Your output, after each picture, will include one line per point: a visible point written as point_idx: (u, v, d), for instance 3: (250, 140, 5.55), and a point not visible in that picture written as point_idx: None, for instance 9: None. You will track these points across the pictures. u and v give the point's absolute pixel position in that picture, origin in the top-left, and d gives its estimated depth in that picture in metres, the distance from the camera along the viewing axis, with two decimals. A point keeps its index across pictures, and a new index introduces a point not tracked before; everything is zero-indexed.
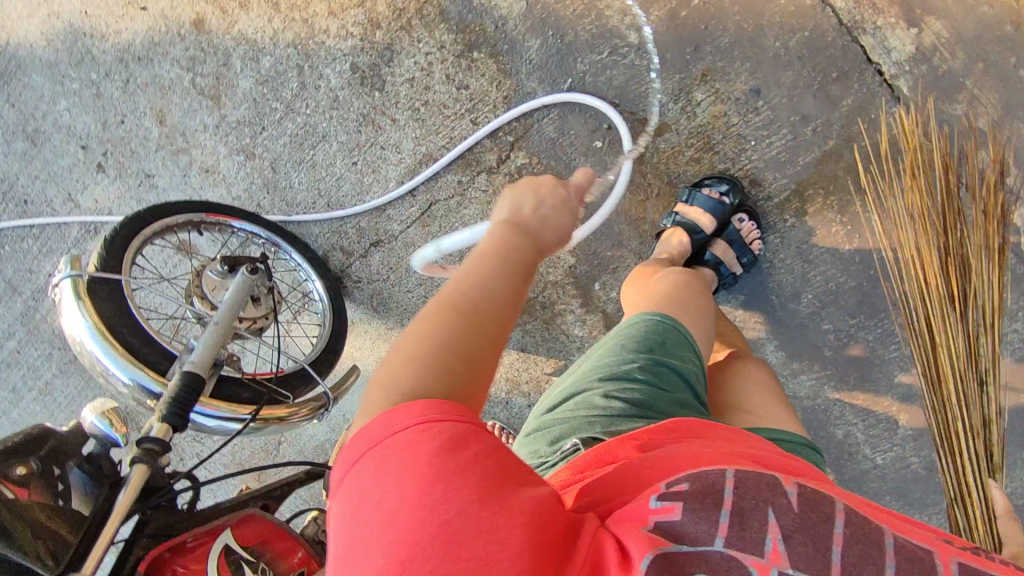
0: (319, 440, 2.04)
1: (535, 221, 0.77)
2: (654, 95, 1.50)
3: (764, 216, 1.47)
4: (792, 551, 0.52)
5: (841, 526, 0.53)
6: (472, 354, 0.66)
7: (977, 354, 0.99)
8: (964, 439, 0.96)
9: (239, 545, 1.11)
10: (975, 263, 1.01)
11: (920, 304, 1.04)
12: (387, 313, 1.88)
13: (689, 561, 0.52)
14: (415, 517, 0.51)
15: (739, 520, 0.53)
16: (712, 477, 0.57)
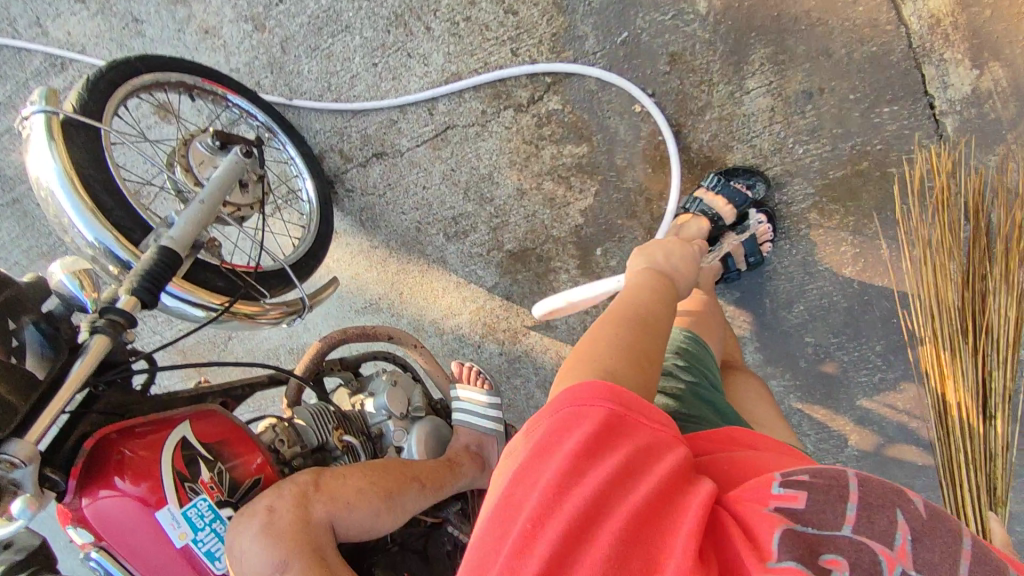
0: (274, 344, 1.96)
1: (673, 266, 0.98)
2: (705, 72, 1.45)
3: (780, 220, 1.47)
4: (918, 550, 0.56)
5: (967, 543, 0.56)
6: (644, 357, 0.78)
7: (988, 396, 1.04)
8: (965, 471, 1.03)
9: (197, 441, 1.00)
10: (994, 301, 1.05)
11: (936, 336, 1.11)
12: (374, 229, 1.81)
13: (820, 542, 0.59)
14: (564, 474, 0.61)
15: (867, 514, 0.59)
16: (840, 474, 0.63)
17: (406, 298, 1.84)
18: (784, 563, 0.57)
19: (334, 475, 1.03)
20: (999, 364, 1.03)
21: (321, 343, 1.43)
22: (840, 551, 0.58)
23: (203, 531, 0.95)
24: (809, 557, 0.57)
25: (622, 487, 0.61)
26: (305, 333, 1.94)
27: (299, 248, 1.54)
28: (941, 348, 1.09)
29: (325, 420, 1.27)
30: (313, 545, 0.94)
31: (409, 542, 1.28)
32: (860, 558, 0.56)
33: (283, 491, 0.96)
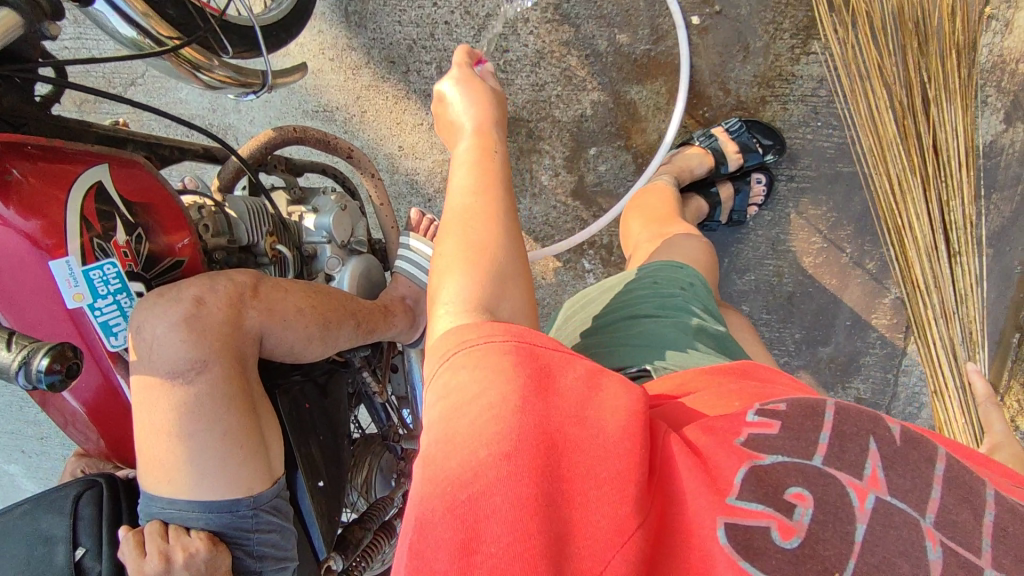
0: (190, 111, 1.64)
1: (480, 115, 0.82)
2: (779, 11, 1.36)
3: (773, 190, 1.48)
4: (890, 481, 0.49)
5: (941, 468, 0.50)
6: (498, 234, 0.69)
7: (949, 231, 1.14)
8: (937, 324, 1.16)
9: (115, 192, 0.80)
10: (939, 126, 1.13)
11: (889, 180, 1.19)
12: (357, 28, 1.53)
13: (784, 472, 0.50)
14: (468, 420, 0.51)
15: (839, 443, 0.51)
16: (815, 402, 0.54)
17: (366, 119, 1.60)
18: (745, 502, 0.49)
19: (274, 286, 0.90)
20: (952, 191, 1.13)
21: (274, 134, 1.21)
22: (806, 484, 0.50)
23: (104, 300, 0.77)
24: (772, 494, 0.49)
25: (529, 423, 0.49)
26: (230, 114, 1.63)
27: (272, 13, 1.25)
28: (896, 187, 1.17)
29: (260, 221, 1.09)
30: (237, 354, 0.82)
31: (313, 372, 1.18)
32: (828, 493, 0.49)
33: (217, 286, 0.82)
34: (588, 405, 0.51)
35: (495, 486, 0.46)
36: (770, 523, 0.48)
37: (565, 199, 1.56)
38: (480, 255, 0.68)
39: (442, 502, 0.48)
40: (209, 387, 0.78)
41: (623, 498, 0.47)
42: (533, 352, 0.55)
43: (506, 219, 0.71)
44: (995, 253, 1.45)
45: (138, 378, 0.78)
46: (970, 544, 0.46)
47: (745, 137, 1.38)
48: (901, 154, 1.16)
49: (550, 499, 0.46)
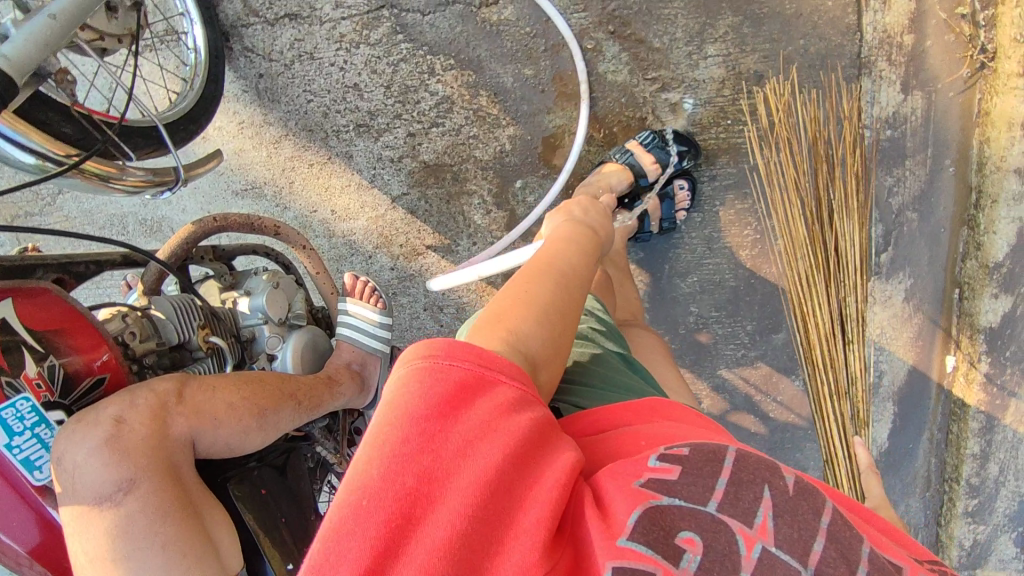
0: (121, 210, 1.64)
1: (599, 225, 0.99)
2: (671, 25, 1.40)
3: (697, 192, 1.51)
4: (778, 528, 0.56)
5: (825, 521, 0.56)
6: (567, 299, 0.78)
7: (846, 322, 1.22)
8: (831, 401, 1.21)
9: (21, 325, 0.80)
10: (837, 227, 1.23)
11: (794, 272, 1.27)
12: (271, 103, 1.52)
13: (678, 518, 0.56)
14: (421, 441, 0.53)
15: (735, 490, 0.58)
16: (717, 448, 0.61)
17: (295, 189, 1.60)
18: (636, 545, 0.53)
19: (201, 385, 0.90)
20: (849, 289, 1.22)
21: (194, 227, 1.21)
22: (698, 530, 0.55)
23: (21, 436, 0.78)
24: (664, 539, 0.54)
25: (477, 462, 0.53)
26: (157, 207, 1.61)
27: (179, 107, 1.27)
28: (802, 281, 1.25)
29: (190, 315, 1.10)
30: (169, 462, 0.83)
31: (268, 456, 1.16)
32: (717, 539, 0.55)
33: (137, 399, 0.83)
34: (532, 459, 0.56)
35: (423, 526, 0.49)
36: (656, 569, 0.52)
37: (501, 234, 1.57)
38: (530, 297, 0.76)
39: (364, 521, 0.49)
40: (141, 505, 0.78)
41: (537, 560, 0.51)
42: (500, 391, 0.59)
43: (568, 291, 0.79)
44: (918, 216, 1.48)
45: (68, 509, 0.78)
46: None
47: (661, 154, 1.41)
48: (809, 254, 1.25)
49: (470, 548, 0.49)
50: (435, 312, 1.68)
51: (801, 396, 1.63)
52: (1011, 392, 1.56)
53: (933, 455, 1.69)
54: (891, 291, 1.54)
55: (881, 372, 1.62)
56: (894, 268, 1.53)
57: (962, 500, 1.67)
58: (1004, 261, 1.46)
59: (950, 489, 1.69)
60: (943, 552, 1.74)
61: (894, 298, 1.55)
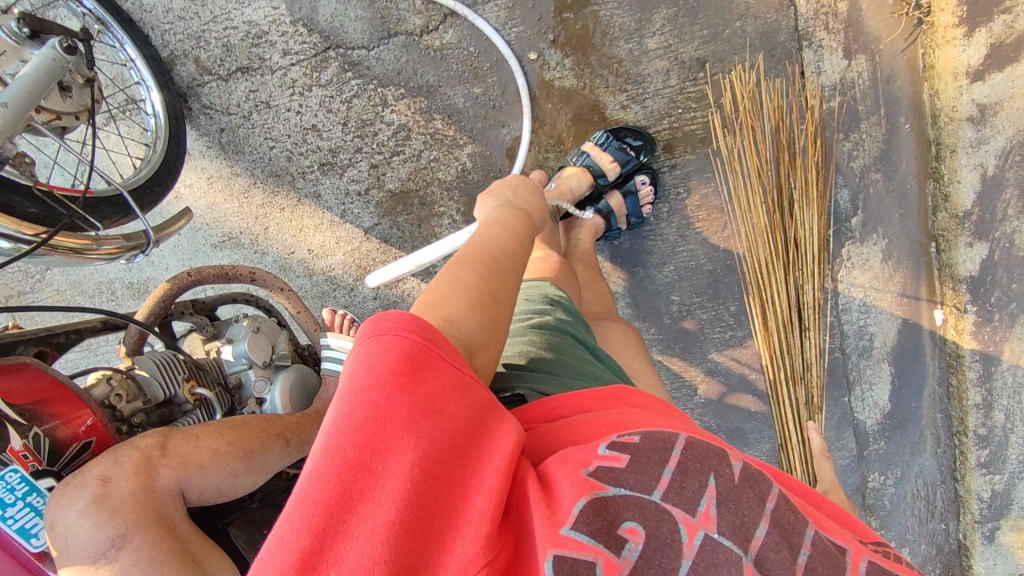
0: (108, 277, 1.68)
1: (529, 207, 0.98)
2: (609, 25, 1.39)
3: (660, 183, 1.52)
4: (721, 515, 0.59)
5: (769, 507, 0.60)
6: (500, 283, 0.76)
7: (801, 308, 1.23)
8: (786, 387, 1.21)
9: (3, 401, 0.83)
10: (798, 216, 1.24)
11: (752, 261, 1.29)
12: (236, 155, 1.56)
13: (623, 507, 0.59)
14: (361, 422, 0.52)
15: (680, 479, 0.61)
16: (665, 437, 0.64)
17: (271, 233, 1.64)
18: (577, 534, 0.55)
19: (183, 437, 0.93)
20: (807, 277, 1.23)
21: (170, 284, 1.24)
22: (641, 519, 0.59)
23: (14, 507, 0.81)
24: (608, 530, 0.57)
25: (416, 442, 0.52)
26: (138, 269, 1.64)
27: (143, 172, 1.32)
28: (762, 268, 1.26)
29: (174, 370, 1.14)
30: (160, 515, 0.85)
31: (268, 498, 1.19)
32: (659, 528, 0.58)
33: (121, 458, 0.86)
34: (474, 440, 0.57)
35: (362, 510, 0.49)
36: (597, 558, 0.55)
37: None
38: (464, 282, 0.73)
39: (301, 508, 0.49)
40: (134, 559, 0.81)
41: (479, 542, 0.52)
42: (444, 367, 0.58)
43: (501, 278, 0.77)
44: (885, 177, 1.47)
45: (67, 570, 0.81)
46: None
47: (620, 154, 1.41)
48: (770, 243, 1.25)
49: (409, 531, 0.49)
50: None
51: None
52: (1003, 337, 1.55)
53: (937, 411, 1.68)
54: (868, 254, 1.54)
55: (872, 334, 1.62)
56: (867, 231, 1.52)
57: (973, 451, 1.66)
58: (973, 209, 1.44)
59: (960, 442, 1.68)
60: (963, 507, 1.72)
61: (872, 260, 1.54)
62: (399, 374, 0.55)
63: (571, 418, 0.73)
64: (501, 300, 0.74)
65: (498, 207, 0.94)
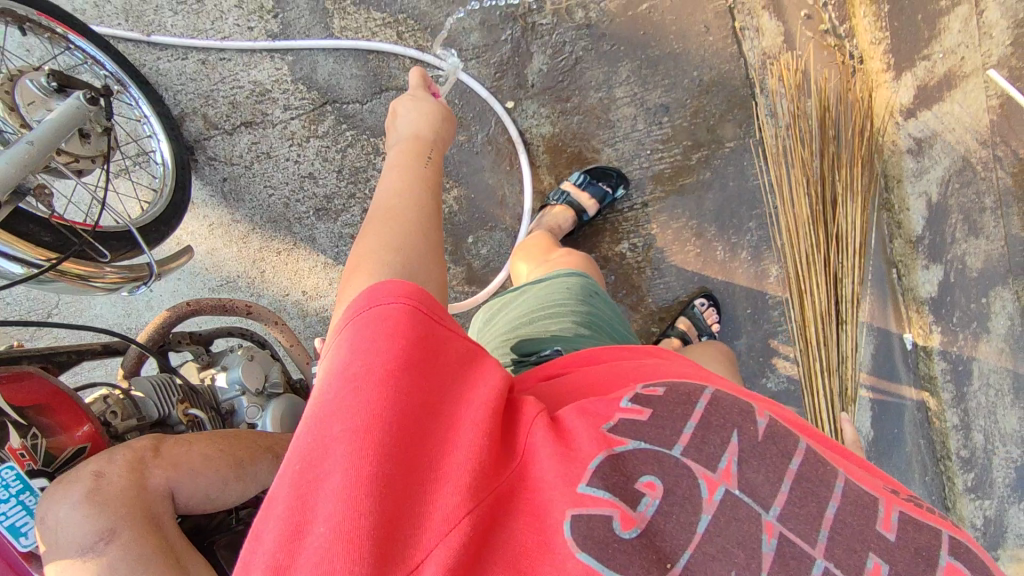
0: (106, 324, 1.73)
1: (415, 129, 1.08)
2: (579, 78, 1.52)
3: (634, 221, 1.63)
4: (743, 472, 0.60)
5: (795, 462, 0.60)
6: (416, 219, 0.87)
7: (840, 304, 1.36)
8: (821, 377, 1.36)
9: (6, 405, 0.86)
10: (842, 212, 1.37)
11: (792, 253, 1.41)
12: (237, 203, 1.66)
13: (642, 462, 0.61)
14: (335, 392, 0.58)
15: (702, 434, 0.62)
16: (692, 391, 0.65)
17: (267, 276, 1.72)
18: (593, 490, 0.58)
19: (175, 442, 0.97)
20: (845, 271, 1.36)
21: (169, 313, 1.31)
22: (659, 473, 0.60)
23: (7, 504, 0.84)
24: (624, 484, 0.59)
25: (382, 397, 0.56)
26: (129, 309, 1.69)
27: (150, 212, 1.41)
28: (802, 259, 1.39)
29: (169, 392, 1.18)
30: (148, 513, 0.88)
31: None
32: (678, 484, 0.60)
33: (115, 456, 0.89)
34: (446, 396, 0.61)
35: (337, 467, 0.54)
36: (614, 512, 0.57)
37: (463, 287, 1.66)
38: (386, 233, 0.83)
39: (289, 481, 0.55)
40: (122, 552, 0.84)
41: (458, 490, 0.55)
42: (406, 323, 0.62)
43: (417, 210, 0.89)
44: None
45: (55, 563, 0.85)
46: (807, 536, 0.56)
47: (597, 189, 1.52)
48: (811, 234, 1.38)
49: (387, 479, 0.53)
50: None
51: (775, 395, 1.69)
52: (969, 356, 1.62)
53: (920, 436, 1.72)
54: None
55: None
56: None
57: (959, 475, 1.69)
58: (923, 234, 1.54)
59: (946, 467, 1.72)
60: None
61: None
62: (376, 339, 0.60)
63: (603, 377, 0.77)
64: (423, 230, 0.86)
65: (395, 151, 1.05)
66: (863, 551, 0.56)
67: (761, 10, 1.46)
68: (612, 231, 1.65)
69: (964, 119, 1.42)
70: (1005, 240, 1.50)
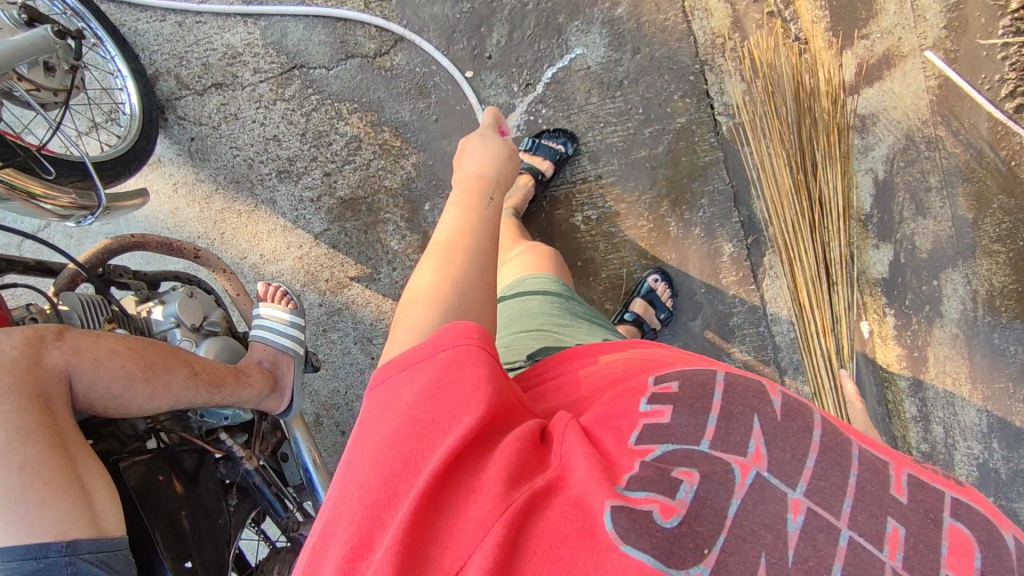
0: None
1: (483, 168, 1.03)
2: (534, 51, 1.59)
3: (586, 192, 1.66)
4: (772, 454, 0.55)
5: (817, 435, 0.56)
6: (477, 268, 0.83)
7: (830, 267, 1.37)
8: (818, 337, 1.37)
9: None
10: (822, 177, 1.38)
11: (780, 213, 1.43)
12: (202, 162, 1.71)
13: (675, 459, 0.57)
14: (391, 426, 0.62)
15: (725, 425, 0.58)
16: (706, 379, 0.62)
17: (227, 238, 1.74)
18: (633, 491, 0.55)
19: (84, 331, 1.01)
20: (833, 237, 1.37)
21: (113, 241, 1.33)
22: (693, 463, 0.56)
23: None
24: (660, 476, 0.56)
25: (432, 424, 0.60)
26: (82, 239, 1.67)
27: (107, 153, 1.45)
28: (792, 230, 1.41)
29: (97, 311, 1.20)
30: (37, 390, 0.93)
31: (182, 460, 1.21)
32: (712, 471, 0.55)
33: (14, 331, 0.96)
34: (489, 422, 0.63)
35: (395, 491, 0.57)
36: (653, 505, 0.54)
37: (417, 255, 1.67)
38: (442, 275, 0.80)
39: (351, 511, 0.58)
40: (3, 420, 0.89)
41: (491, 499, 0.55)
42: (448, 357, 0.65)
43: (477, 257, 0.84)
44: None
45: None
46: (831, 506, 0.52)
47: (548, 151, 1.57)
48: (797, 203, 1.40)
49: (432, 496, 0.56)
50: (367, 343, 1.77)
51: None
52: (924, 342, 1.59)
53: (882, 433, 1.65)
54: None
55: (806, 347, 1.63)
56: None
57: None
58: (873, 212, 1.55)
59: None
60: None
61: None
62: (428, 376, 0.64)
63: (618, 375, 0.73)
64: (475, 277, 0.81)
65: (462, 188, 0.99)
66: (880, 515, 0.52)
67: None
68: (566, 203, 1.68)
69: (905, 97, 1.47)
70: (952, 220, 1.51)
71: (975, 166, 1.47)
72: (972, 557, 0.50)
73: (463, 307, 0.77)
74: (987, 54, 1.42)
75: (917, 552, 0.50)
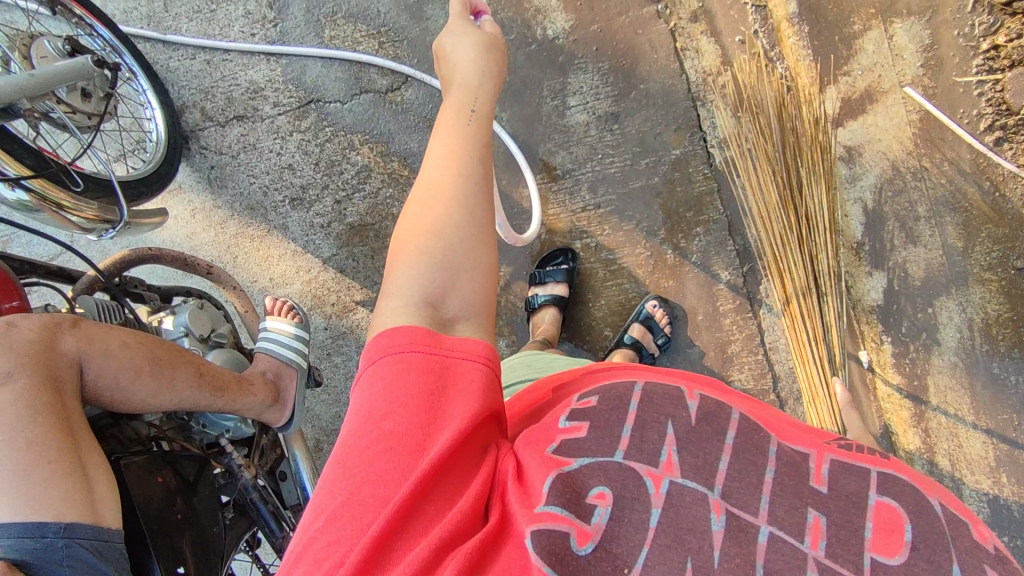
0: None
1: (467, 76, 0.81)
2: (538, 88, 1.70)
3: (586, 220, 1.71)
4: (683, 458, 0.59)
5: (730, 437, 0.60)
6: (461, 215, 0.72)
7: (817, 276, 1.43)
8: (810, 347, 1.41)
9: None
10: (810, 203, 1.45)
11: (766, 231, 1.49)
12: (220, 189, 1.80)
13: (588, 474, 0.61)
14: (358, 437, 0.62)
15: (639, 433, 0.62)
16: (623, 392, 0.67)
17: (239, 262, 1.81)
18: (547, 508, 0.59)
19: (95, 325, 1.08)
20: (818, 246, 1.43)
21: (132, 253, 1.39)
22: (607, 482, 0.60)
23: None
24: (576, 499, 0.59)
25: (396, 438, 0.61)
26: (104, 254, 1.75)
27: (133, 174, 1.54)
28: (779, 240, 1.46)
29: (111, 315, 1.24)
30: (51, 373, 0.97)
31: (181, 467, 1.19)
32: (625, 487, 0.59)
33: (34, 317, 1.02)
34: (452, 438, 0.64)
35: (357, 514, 0.58)
36: (570, 529, 0.58)
37: None
38: (424, 232, 0.72)
39: (314, 527, 0.59)
40: (15, 399, 0.92)
41: (445, 528, 0.58)
42: (411, 365, 0.65)
43: (463, 203, 0.72)
44: None
45: None
46: (750, 506, 0.56)
47: (556, 276, 1.67)
48: (783, 216, 1.45)
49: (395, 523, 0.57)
50: None
51: None
52: (923, 370, 1.57)
53: None
54: None
55: None
56: None
57: None
58: (864, 239, 1.58)
59: None
60: None
61: None
62: (395, 389, 0.64)
63: (561, 395, 0.78)
64: (461, 228, 0.71)
65: (445, 104, 0.80)
66: (801, 508, 0.55)
67: (700, 34, 1.64)
68: (567, 230, 1.73)
69: (888, 131, 1.55)
70: (942, 249, 1.54)
71: (961, 196, 1.52)
72: (902, 532, 0.53)
73: (458, 250, 0.71)
74: (964, 91, 1.51)
75: (840, 538, 0.53)
